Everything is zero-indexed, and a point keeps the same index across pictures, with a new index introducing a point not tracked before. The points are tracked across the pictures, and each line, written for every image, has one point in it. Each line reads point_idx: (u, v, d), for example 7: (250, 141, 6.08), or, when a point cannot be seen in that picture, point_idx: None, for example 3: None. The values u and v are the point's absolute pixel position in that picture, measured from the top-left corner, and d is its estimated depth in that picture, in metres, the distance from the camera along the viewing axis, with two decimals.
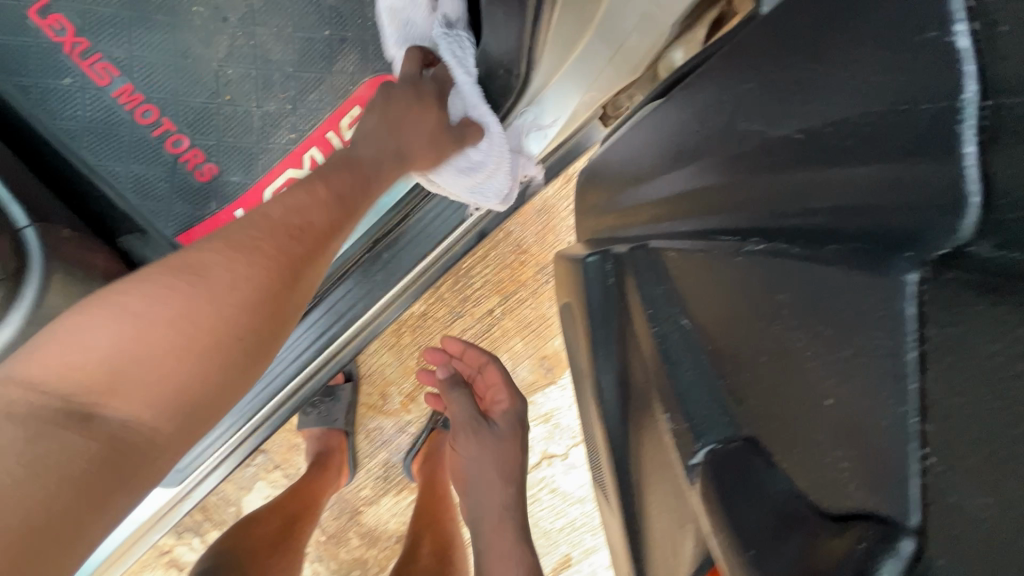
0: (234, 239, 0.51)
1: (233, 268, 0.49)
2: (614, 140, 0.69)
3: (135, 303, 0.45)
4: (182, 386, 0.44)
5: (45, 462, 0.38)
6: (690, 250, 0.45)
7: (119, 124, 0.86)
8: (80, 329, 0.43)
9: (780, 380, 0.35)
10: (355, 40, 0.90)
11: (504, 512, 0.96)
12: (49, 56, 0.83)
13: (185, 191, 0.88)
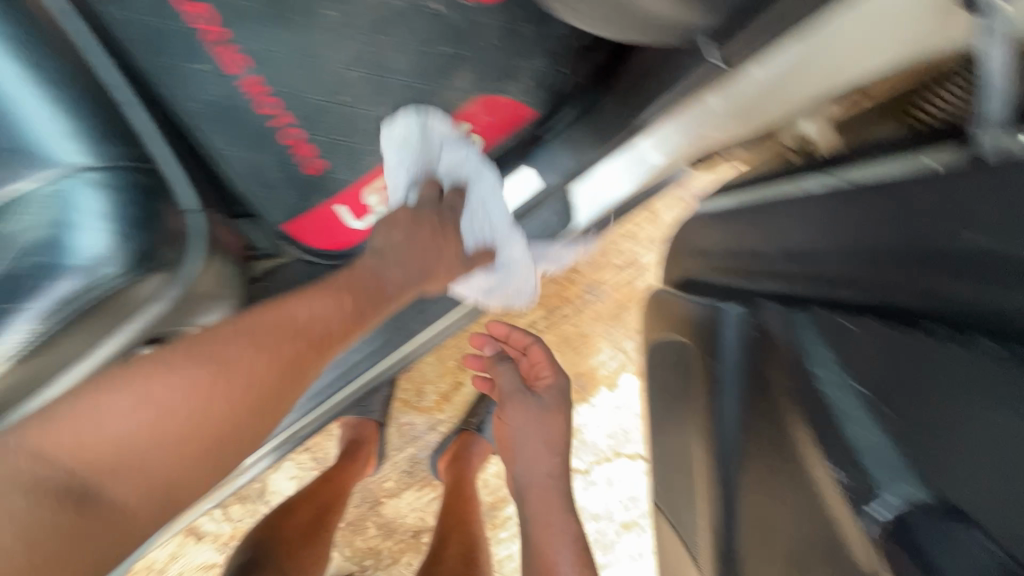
0: (258, 338, 0.71)
1: (206, 386, 0.65)
2: (747, 196, 0.70)
3: (158, 391, 0.63)
4: (162, 485, 0.62)
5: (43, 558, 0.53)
6: (870, 325, 0.41)
7: (242, 112, 0.90)
8: (85, 422, 0.59)
9: (996, 450, 0.30)
10: (473, 59, 0.93)
11: (549, 479, 0.94)
12: (187, 39, 0.86)
13: (294, 181, 0.92)
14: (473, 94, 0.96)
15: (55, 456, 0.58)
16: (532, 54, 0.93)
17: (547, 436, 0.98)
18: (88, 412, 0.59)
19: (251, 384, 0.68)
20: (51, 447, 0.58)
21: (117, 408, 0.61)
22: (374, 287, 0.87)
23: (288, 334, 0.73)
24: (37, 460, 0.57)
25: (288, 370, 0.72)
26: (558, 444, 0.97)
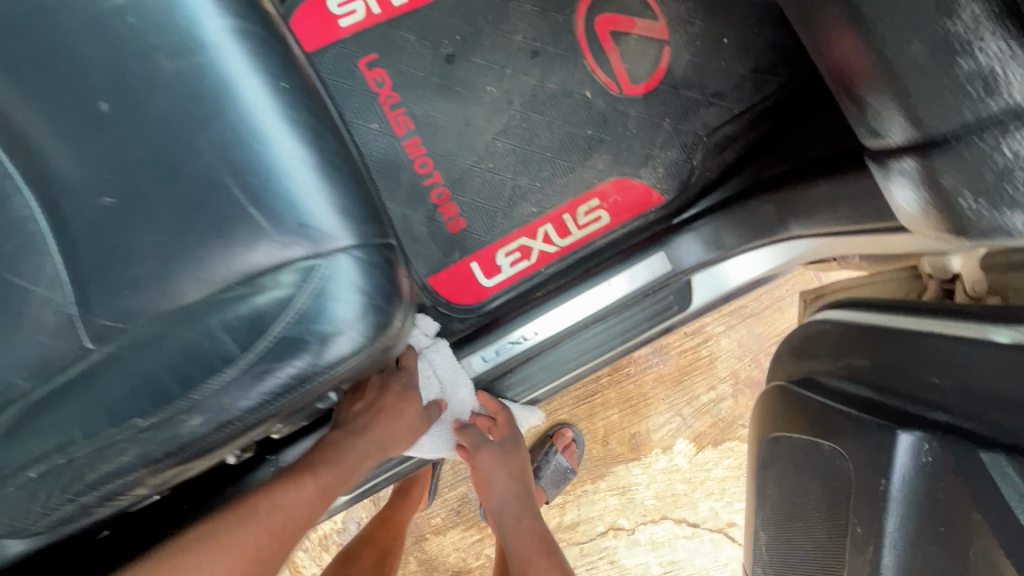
0: (256, 527, 0.68)
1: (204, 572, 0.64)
2: (864, 319, 0.77)
3: None
4: None
5: None
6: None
7: (402, 169, 0.98)
8: None
9: None
10: (612, 143, 1.01)
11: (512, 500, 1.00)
12: (366, 102, 0.96)
13: (436, 235, 0.99)
14: (608, 174, 1.02)
15: None
16: (667, 145, 1.01)
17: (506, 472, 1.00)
18: None
19: (264, 543, 0.68)
20: None
21: (208, 562, 0.65)
22: (332, 465, 0.77)
23: (257, 530, 0.68)
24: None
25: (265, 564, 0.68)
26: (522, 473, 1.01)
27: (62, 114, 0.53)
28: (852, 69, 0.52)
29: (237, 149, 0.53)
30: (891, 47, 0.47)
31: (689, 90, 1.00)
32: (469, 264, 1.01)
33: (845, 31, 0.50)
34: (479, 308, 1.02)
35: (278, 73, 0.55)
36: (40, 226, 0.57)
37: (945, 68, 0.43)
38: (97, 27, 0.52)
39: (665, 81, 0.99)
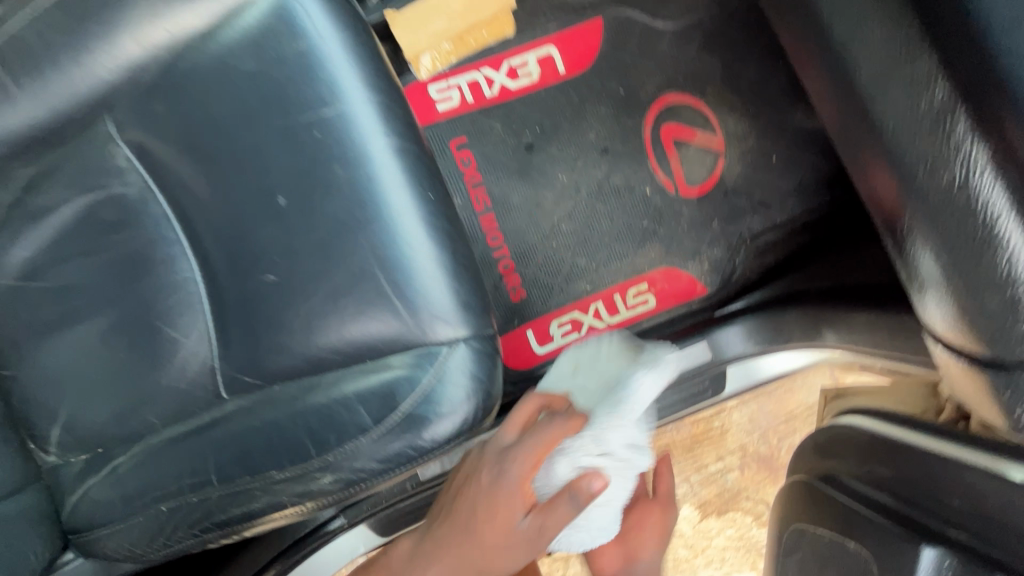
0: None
1: None
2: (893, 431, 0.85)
3: None
4: None
5: None
6: None
7: (475, 240, 1.07)
8: None
9: None
10: (665, 236, 1.11)
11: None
12: (452, 180, 1.06)
13: (499, 303, 1.08)
14: (657, 262, 1.11)
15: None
16: (714, 244, 1.11)
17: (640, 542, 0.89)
18: None
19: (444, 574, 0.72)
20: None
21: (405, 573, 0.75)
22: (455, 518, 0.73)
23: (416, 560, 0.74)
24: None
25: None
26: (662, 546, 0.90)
27: (241, 199, 0.63)
28: (894, 212, 0.59)
29: (388, 249, 0.62)
30: (934, 200, 0.54)
31: (740, 196, 1.11)
32: (524, 330, 1.09)
33: (887, 187, 0.58)
34: (531, 371, 1.10)
35: (426, 187, 0.64)
36: (197, 288, 0.67)
37: (962, 251, 0.54)
38: (287, 138, 0.62)
39: (718, 186, 1.11)
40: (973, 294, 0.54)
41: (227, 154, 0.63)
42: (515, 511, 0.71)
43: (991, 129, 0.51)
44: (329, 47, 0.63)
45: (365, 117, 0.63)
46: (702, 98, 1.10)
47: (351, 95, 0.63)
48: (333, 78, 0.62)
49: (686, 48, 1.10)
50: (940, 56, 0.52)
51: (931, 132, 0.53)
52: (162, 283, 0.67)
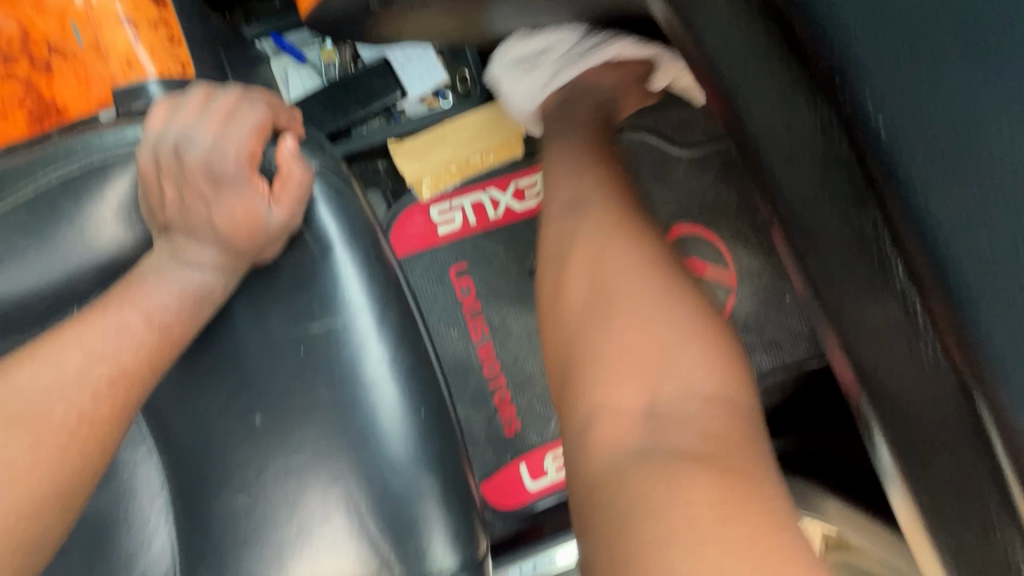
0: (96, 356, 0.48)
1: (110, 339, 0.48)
2: None
3: (37, 374, 0.45)
4: (45, 490, 0.42)
5: (96, 346, 0.48)
6: None
7: (470, 371, 0.99)
8: (44, 364, 0.46)
9: None
10: None
11: (683, 397, 0.49)
12: (451, 310, 0.99)
13: (493, 438, 1.00)
14: None
15: (67, 455, 0.44)
16: None
17: (647, 272, 0.57)
18: (43, 361, 0.46)
19: (136, 357, 0.49)
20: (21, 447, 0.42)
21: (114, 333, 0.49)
22: (194, 185, 0.52)
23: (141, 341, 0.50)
24: (68, 406, 0.45)
25: (102, 429, 0.46)
26: (697, 327, 0.53)
27: (216, 409, 0.58)
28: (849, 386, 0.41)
29: (375, 474, 0.57)
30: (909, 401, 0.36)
31: (751, 331, 1.04)
32: (517, 464, 1.00)
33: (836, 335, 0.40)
34: (521, 510, 1.00)
35: (418, 403, 0.59)
36: (159, 492, 0.60)
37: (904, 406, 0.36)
38: (271, 356, 0.58)
39: (727, 322, 1.04)
40: (910, 424, 0.36)
41: (212, 361, 0.58)
42: (259, 205, 0.52)
43: (939, 307, 0.32)
44: (340, 256, 0.58)
45: (369, 332, 0.58)
46: (714, 230, 1.04)
47: (355, 305, 0.58)
48: (340, 289, 0.58)
49: (701, 176, 1.05)
50: (875, 198, 0.34)
51: (862, 284, 0.36)
52: (126, 490, 0.60)
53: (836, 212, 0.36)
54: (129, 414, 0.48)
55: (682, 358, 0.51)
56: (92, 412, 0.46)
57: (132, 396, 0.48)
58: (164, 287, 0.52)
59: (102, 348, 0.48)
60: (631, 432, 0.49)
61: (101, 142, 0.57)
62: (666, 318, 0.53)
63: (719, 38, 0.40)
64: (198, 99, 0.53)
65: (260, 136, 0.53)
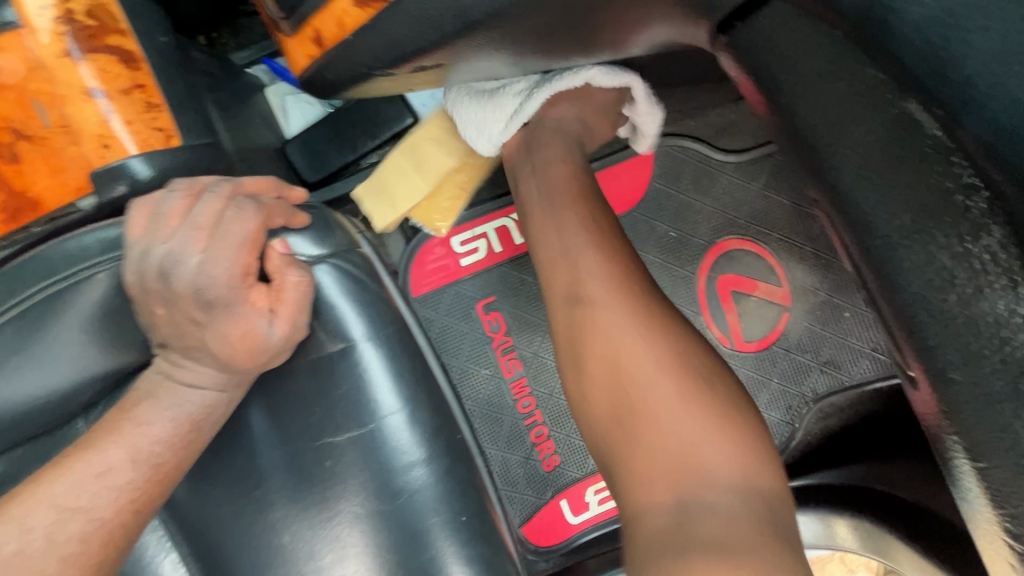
0: (89, 481, 0.43)
1: (105, 459, 0.44)
2: None
3: (30, 509, 0.41)
4: None
5: (92, 469, 0.44)
6: None
7: (503, 409, 0.91)
8: (35, 495, 0.42)
9: None
10: None
11: (707, 442, 0.45)
12: (480, 347, 0.91)
13: (532, 478, 0.91)
14: None
15: None
16: (772, 405, 0.90)
17: (656, 335, 0.50)
18: (38, 493, 0.42)
19: (131, 480, 0.44)
20: None
21: (106, 452, 0.44)
22: (174, 306, 0.46)
23: (136, 459, 0.45)
24: (67, 537, 0.42)
25: (106, 555, 0.43)
26: (735, 416, 0.47)
27: (234, 519, 0.53)
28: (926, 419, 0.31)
29: None
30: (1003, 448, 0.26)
31: (804, 353, 0.91)
32: (559, 502, 0.92)
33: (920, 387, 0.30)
34: (563, 547, 0.92)
35: (457, 507, 0.54)
36: None
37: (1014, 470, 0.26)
38: (293, 467, 0.52)
39: (780, 342, 0.91)
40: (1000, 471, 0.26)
41: (226, 467, 0.53)
42: (257, 322, 0.47)
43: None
44: (364, 355, 0.52)
45: (401, 433, 0.53)
46: (767, 245, 0.91)
47: (385, 408, 0.53)
48: (367, 392, 0.52)
49: (750, 183, 0.92)
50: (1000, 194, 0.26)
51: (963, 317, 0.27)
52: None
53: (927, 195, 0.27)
54: (127, 541, 0.44)
55: (711, 455, 0.44)
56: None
57: (111, 552, 0.43)
58: (160, 412, 0.47)
59: (77, 501, 0.42)
60: (661, 491, 0.45)
61: (81, 246, 0.50)
62: (707, 413, 0.46)
63: (789, 40, 0.31)
64: (181, 207, 0.46)
65: (252, 247, 0.47)
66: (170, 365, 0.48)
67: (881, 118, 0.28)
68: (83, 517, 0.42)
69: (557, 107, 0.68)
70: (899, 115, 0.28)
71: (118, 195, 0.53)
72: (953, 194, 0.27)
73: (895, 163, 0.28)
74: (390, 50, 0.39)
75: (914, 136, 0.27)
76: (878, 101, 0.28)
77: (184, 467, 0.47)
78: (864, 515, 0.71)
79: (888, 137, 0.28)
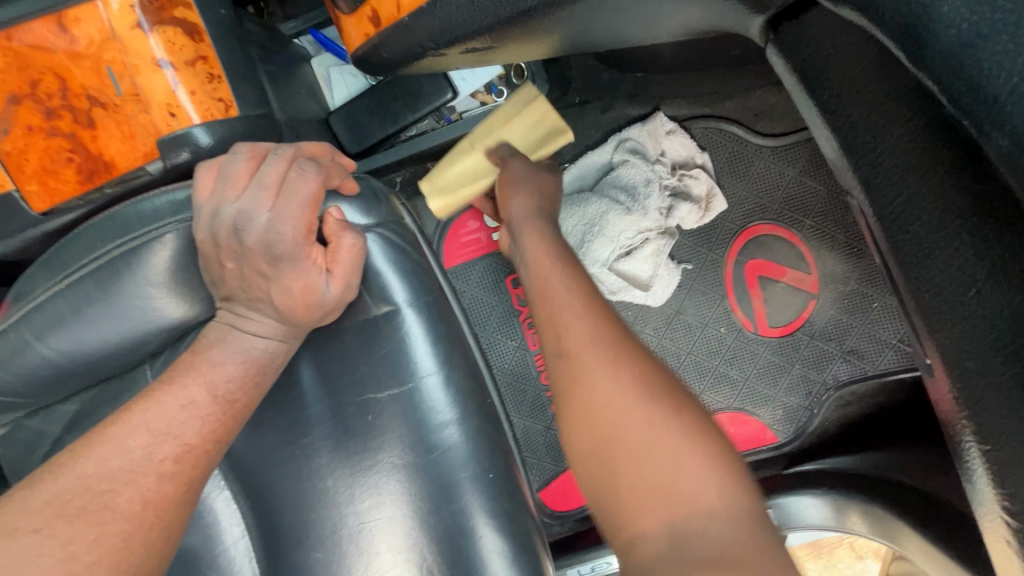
0: (172, 414, 0.49)
1: (185, 396, 0.49)
2: None
3: (125, 435, 0.47)
4: (136, 534, 0.44)
5: (176, 403, 0.49)
6: None
7: (527, 379, 0.95)
8: (132, 421, 0.47)
9: None
10: (738, 380, 0.93)
11: (561, 291, 0.61)
12: (508, 319, 0.94)
13: (552, 446, 0.95)
14: (726, 405, 0.93)
15: (157, 498, 0.46)
16: (791, 389, 0.92)
17: (622, 363, 0.53)
18: (135, 420, 0.47)
19: (208, 416, 0.50)
20: (122, 496, 0.45)
21: (183, 390, 0.50)
22: (244, 257, 0.50)
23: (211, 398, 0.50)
24: (160, 459, 0.47)
25: (191, 479, 0.48)
26: (712, 441, 0.48)
27: (282, 461, 0.58)
28: (946, 420, 0.33)
29: (437, 528, 0.56)
30: (1005, 437, 0.28)
31: (827, 341, 0.91)
32: None
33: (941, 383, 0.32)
34: (577, 512, 0.96)
35: (486, 465, 0.58)
36: (228, 535, 0.59)
37: (1017, 445, 0.28)
38: (337, 418, 0.57)
39: (804, 329, 0.92)
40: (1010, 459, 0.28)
41: (278, 415, 0.58)
42: (316, 278, 0.51)
43: None
44: (406, 320, 0.56)
45: (438, 394, 0.57)
46: (798, 232, 0.91)
47: (423, 369, 0.56)
48: (409, 355, 0.56)
49: (786, 169, 0.91)
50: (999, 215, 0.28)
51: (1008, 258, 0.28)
52: (212, 534, 0.59)
53: (942, 191, 0.30)
54: (204, 469, 0.49)
55: (660, 433, 0.48)
56: (155, 496, 0.46)
57: (193, 475, 0.48)
58: (229, 356, 0.52)
59: (167, 428, 0.48)
60: (652, 506, 0.46)
61: (153, 207, 0.54)
62: (701, 449, 0.47)
63: (832, 41, 0.34)
64: (245, 168, 0.50)
65: (314, 207, 0.51)
66: (234, 316, 0.53)
67: (919, 126, 0.31)
68: (171, 443, 0.48)
69: (651, 203, 0.89)
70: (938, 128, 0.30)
71: (182, 160, 0.57)
72: (974, 200, 0.29)
73: (914, 172, 0.31)
74: (448, 30, 0.41)
75: (934, 148, 0.30)
76: (907, 109, 0.31)
77: (252, 405, 0.53)
78: (873, 502, 0.72)
79: (919, 145, 0.31)
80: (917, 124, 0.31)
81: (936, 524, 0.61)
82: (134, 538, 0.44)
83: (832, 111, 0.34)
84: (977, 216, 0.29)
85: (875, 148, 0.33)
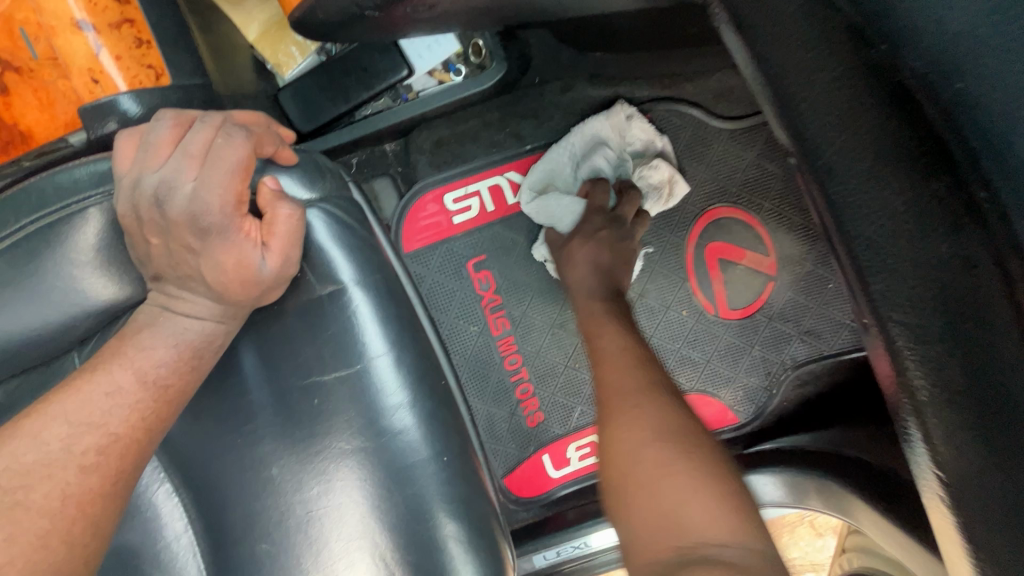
0: (95, 403, 0.45)
1: (110, 384, 0.46)
2: None
3: (42, 427, 0.43)
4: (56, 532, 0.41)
5: (101, 391, 0.46)
6: None
7: (491, 365, 0.92)
8: (50, 413, 0.44)
9: None
10: (700, 362, 0.94)
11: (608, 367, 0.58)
12: (470, 305, 0.92)
13: (517, 432, 0.93)
14: (688, 387, 0.94)
15: (80, 493, 0.43)
16: (751, 370, 0.94)
17: (646, 402, 0.51)
18: (53, 412, 0.44)
19: (137, 403, 0.47)
20: (39, 491, 0.42)
21: (109, 376, 0.47)
22: (169, 231, 0.48)
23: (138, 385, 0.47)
24: (82, 451, 0.44)
25: (118, 471, 0.45)
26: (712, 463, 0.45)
27: (224, 450, 0.55)
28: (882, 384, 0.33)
29: (389, 514, 0.54)
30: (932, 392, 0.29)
31: (785, 322, 0.93)
32: (540, 457, 0.93)
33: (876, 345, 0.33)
34: (541, 499, 0.94)
35: (440, 448, 0.56)
36: (168, 530, 0.56)
37: (949, 398, 0.28)
38: (281, 403, 0.54)
39: (763, 311, 0.93)
40: (938, 416, 0.29)
41: (218, 402, 0.55)
42: (252, 252, 0.49)
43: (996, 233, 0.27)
44: (353, 298, 0.54)
45: (388, 375, 0.55)
46: (756, 215, 0.92)
47: (373, 350, 0.54)
48: (357, 336, 0.54)
49: (744, 152, 0.92)
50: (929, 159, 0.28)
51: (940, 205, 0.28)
52: (151, 531, 0.56)
53: (875, 139, 0.30)
54: (133, 461, 0.46)
55: (675, 481, 0.44)
56: (76, 490, 0.43)
57: (121, 467, 0.45)
58: (160, 339, 0.49)
59: (90, 418, 0.45)
60: (659, 542, 0.41)
61: (72, 179, 0.51)
62: (694, 471, 0.44)
63: None
64: (169, 135, 0.48)
65: (244, 175, 0.49)
66: (166, 297, 0.50)
67: (851, 70, 0.30)
68: (94, 434, 0.45)
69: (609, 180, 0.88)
70: (865, 71, 0.30)
71: (109, 131, 0.52)
72: (907, 143, 0.29)
73: (845, 120, 0.31)
74: None
75: (868, 94, 0.30)
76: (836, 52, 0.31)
77: (188, 392, 0.50)
78: (828, 477, 0.73)
79: (851, 94, 0.30)
80: (851, 67, 0.30)
81: (887, 496, 0.63)
82: (52, 537, 0.41)
83: (765, 62, 0.34)
84: (906, 158, 0.29)
85: (804, 96, 0.32)
